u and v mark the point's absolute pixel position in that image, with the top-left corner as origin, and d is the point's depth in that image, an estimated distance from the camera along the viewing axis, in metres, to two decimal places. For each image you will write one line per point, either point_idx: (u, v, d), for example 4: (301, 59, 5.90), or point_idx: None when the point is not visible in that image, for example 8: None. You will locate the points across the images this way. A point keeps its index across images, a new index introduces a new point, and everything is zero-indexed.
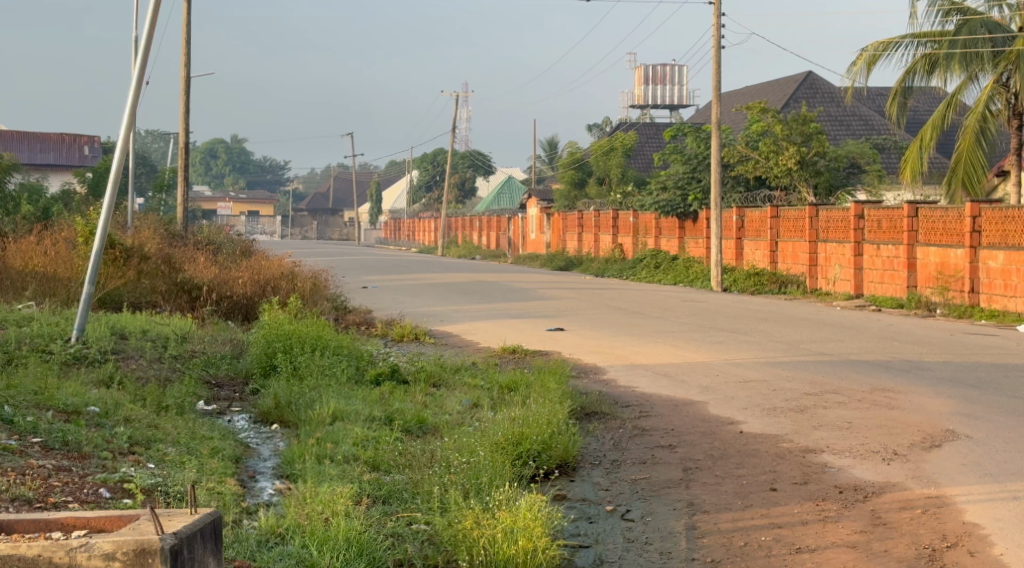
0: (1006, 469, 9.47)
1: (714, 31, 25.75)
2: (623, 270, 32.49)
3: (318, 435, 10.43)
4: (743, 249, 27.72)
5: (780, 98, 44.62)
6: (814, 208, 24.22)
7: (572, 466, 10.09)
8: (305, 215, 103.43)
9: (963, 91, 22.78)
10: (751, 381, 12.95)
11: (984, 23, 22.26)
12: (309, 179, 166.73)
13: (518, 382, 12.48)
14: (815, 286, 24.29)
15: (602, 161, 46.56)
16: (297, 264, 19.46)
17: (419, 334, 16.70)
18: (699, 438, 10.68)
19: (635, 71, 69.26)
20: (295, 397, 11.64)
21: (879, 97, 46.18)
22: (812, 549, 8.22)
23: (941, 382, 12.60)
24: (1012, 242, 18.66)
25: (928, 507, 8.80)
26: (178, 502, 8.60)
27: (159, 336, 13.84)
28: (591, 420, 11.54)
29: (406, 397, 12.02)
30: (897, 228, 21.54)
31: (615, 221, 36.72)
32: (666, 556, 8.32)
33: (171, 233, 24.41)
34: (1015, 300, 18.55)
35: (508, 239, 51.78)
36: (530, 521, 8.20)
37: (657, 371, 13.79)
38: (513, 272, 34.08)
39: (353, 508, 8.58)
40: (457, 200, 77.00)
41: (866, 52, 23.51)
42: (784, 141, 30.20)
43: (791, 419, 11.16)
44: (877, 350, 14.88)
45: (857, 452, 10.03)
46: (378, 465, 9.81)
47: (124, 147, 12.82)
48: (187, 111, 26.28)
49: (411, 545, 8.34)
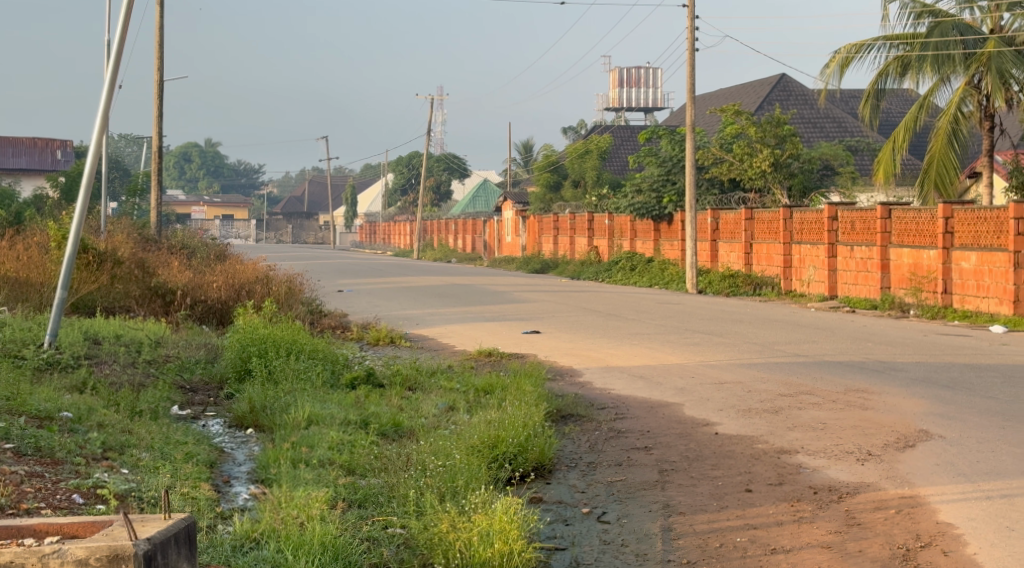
0: (979, 469, 9.53)
1: (688, 35, 25.75)
2: (598, 272, 32.53)
3: (293, 438, 10.42)
4: (718, 251, 27.83)
5: (754, 101, 44.81)
6: (789, 211, 24.31)
7: (548, 469, 10.06)
8: (280, 218, 102.84)
9: (935, 93, 22.89)
10: (727, 382, 12.99)
11: (955, 25, 22.40)
12: (284, 183, 166.48)
13: (494, 385, 12.46)
14: (790, 288, 24.35)
15: (577, 164, 46.44)
16: (272, 267, 19.33)
17: (395, 338, 16.68)
18: (675, 440, 10.71)
19: (610, 73, 69.52)
20: (269, 401, 11.61)
21: (851, 99, 46.30)
22: (786, 550, 8.24)
23: (915, 382, 12.66)
24: (984, 243, 18.78)
25: (902, 507, 8.84)
26: (151, 507, 8.53)
27: (133, 340, 13.78)
28: (566, 422, 11.56)
29: (382, 401, 12.01)
30: (870, 229, 21.63)
31: (592, 224, 36.71)
32: (641, 558, 8.33)
33: (145, 237, 24.22)
34: (987, 300, 18.71)
35: (485, 242, 51.84)
36: (506, 524, 8.18)
37: (633, 373, 13.82)
38: (489, 275, 33.96)
39: (328, 513, 8.57)
40: (432, 203, 76.94)
41: (839, 54, 23.61)
42: (758, 144, 30.26)
43: (766, 420, 11.18)
44: (851, 351, 14.95)
45: (832, 453, 10.08)
46: (353, 469, 9.80)
47: (98, 150, 12.65)
48: (160, 115, 26.20)
49: (387, 549, 8.34)
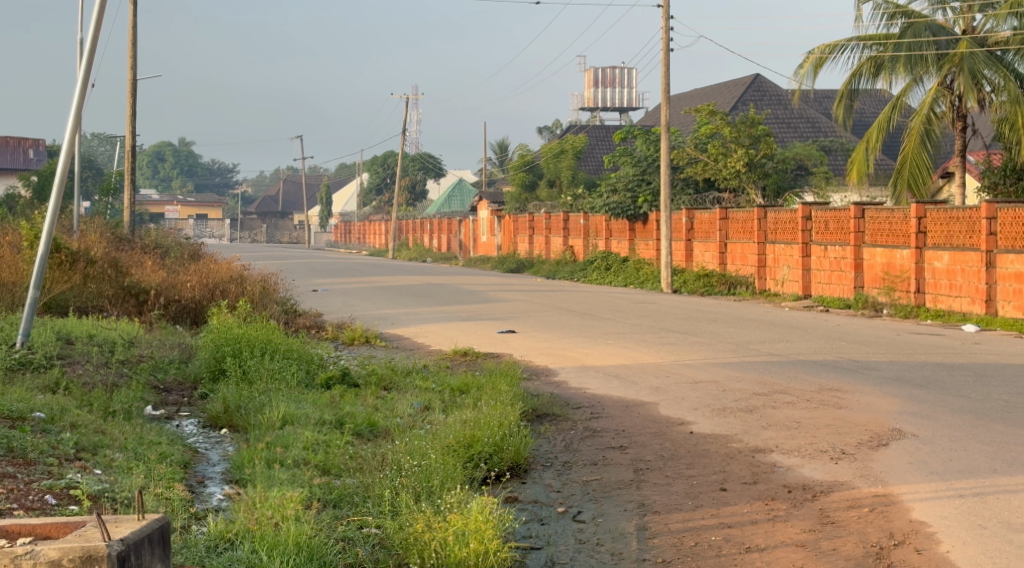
0: (952, 468, 9.58)
1: (663, 35, 25.79)
2: (574, 272, 32.56)
3: (268, 438, 10.39)
4: (693, 251, 27.89)
5: (728, 101, 44.97)
6: (763, 210, 24.39)
7: (524, 468, 10.07)
8: (254, 217, 102.44)
9: (907, 93, 22.97)
10: (701, 381, 13.02)
11: (928, 26, 22.47)
12: (258, 182, 166.02)
13: (470, 385, 12.45)
14: (764, 288, 24.43)
15: (553, 164, 46.46)
16: (247, 266, 19.24)
17: (370, 338, 16.65)
18: (650, 439, 10.73)
19: (585, 73, 69.60)
20: (244, 401, 11.57)
21: (825, 99, 46.52)
22: (761, 548, 8.27)
23: (888, 381, 12.72)
24: (956, 242, 18.88)
25: (875, 505, 8.88)
26: (125, 508, 8.49)
27: (106, 340, 13.71)
28: (542, 422, 11.57)
29: (357, 401, 11.99)
30: (843, 229, 21.71)
31: (567, 224, 36.73)
32: (617, 557, 8.34)
33: (118, 237, 24.07)
34: (959, 300, 18.81)
35: (460, 242, 51.80)
36: (482, 523, 8.17)
37: (608, 373, 13.84)
38: (464, 275, 33.91)
39: (303, 513, 8.55)
40: (407, 202, 76.82)
41: (813, 54, 23.69)
42: (733, 143, 30.35)
43: (741, 419, 11.21)
44: (825, 350, 15.00)
45: (805, 452, 10.12)
46: (329, 469, 9.79)
47: (70, 150, 12.56)
48: (133, 114, 26.08)
49: (362, 549, 8.33)
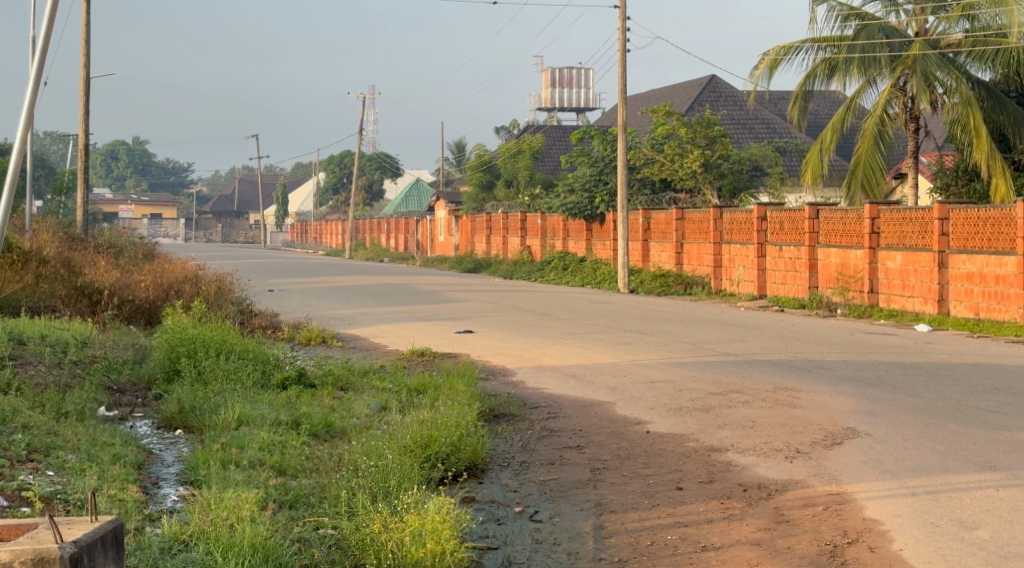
0: (904, 466, 9.67)
1: (620, 35, 25.87)
2: (531, 271, 32.60)
3: (223, 439, 10.33)
4: (650, 251, 28.00)
5: (685, 101, 45.18)
6: (719, 211, 24.53)
7: (481, 469, 10.08)
8: (208, 216, 101.92)
9: (861, 94, 23.19)
10: (658, 381, 13.06)
11: (881, 28, 22.61)
12: (214, 182, 165.01)
13: (427, 385, 12.44)
14: (720, 288, 24.57)
15: (510, 164, 46.45)
16: (201, 267, 19.10)
17: (327, 338, 16.60)
18: (607, 439, 10.76)
19: (543, 74, 69.68)
20: (199, 402, 11.51)
21: (781, 101, 46.80)
22: (716, 547, 8.31)
23: (841, 381, 12.81)
24: (909, 243, 19.06)
25: (829, 504, 8.95)
26: (77, 509, 8.43)
27: (59, 340, 13.59)
28: (499, 422, 11.58)
29: (313, 401, 11.94)
30: (798, 229, 21.87)
31: (524, 224, 36.80)
32: (574, 556, 8.36)
33: (71, 236, 23.84)
34: (912, 300, 18.99)
35: (417, 242, 51.71)
36: (438, 523, 8.17)
37: (565, 372, 13.87)
38: (421, 275, 33.86)
39: (258, 514, 8.51)
40: (364, 202, 76.63)
41: (769, 56, 23.85)
42: (689, 144, 30.47)
43: (697, 419, 11.26)
44: (779, 350, 15.09)
45: (761, 451, 10.17)
46: (284, 470, 9.76)
47: (22, 148, 12.44)
48: (86, 112, 25.86)
49: (318, 550, 8.29)
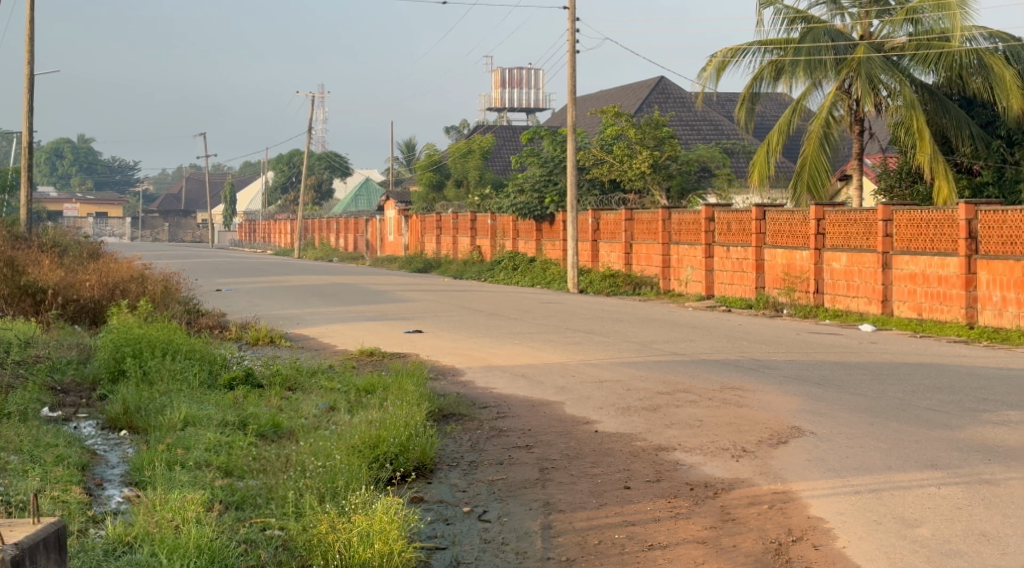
0: (848, 464, 9.77)
1: (570, 36, 25.94)
2: (481, 272, 32.62)
3: (169, 440, 10.25)
4: (599, 251, 28.10)
5: (634, 102, 45.39)
6: (668, 212, 24.67)
7: (429, 469, 10.07)
8: (154, 215, 101.08)
9: (807, 97, 23.39)
10: (606, 381, 13.11)
11: (827, 31, 22.68)
12: (160, 180, 163.69)
13: (376, 385, 12.42)
14: (668, 288, 24.70)
15: (460, 164, 46.16)
16: (147, 266, 18.95)
17: (275, 338, 16.52)
18: (555, 438, 10.79)
19: (493, 74, 69.73)
20: (144, 402, 11.42)
21: (728, 102, 47.13)
22: (663, 546, 8.36)
23: (787, 380, 12.91)
24: (854, 244, 19.26)
25: (774, 502, 9.03)
26: (19, 511, 8.35)
27: (1, 340, 13.45)
28: (448, 422, 11.57)
29: (260, 401, 11.89)
30: (745, 230, 22.02)
31: (474, 224, 36.80)
32: (521, 556, 8.38)
33: (14, 235, 23.56)
34: (856, 300, 19.18)
35: (366, 241, 51.55)
36: (386, 524, 8.16)
37: (515, 372, 13.90)
38: (371, 275, 33.78)
39: (204, 515, 8.47)
40: (313, 202, 76.30)
41: (716, 58, 23.99)
42: (638, 145, 30.57)
43: (644, 419, 11.31)
44: (726, 350, 15.20)
45: (707, 450, 10.24)
46: (231, 470, 9.71)
47: None
48: (30, 110, 25.58)
49: (264, 551, 8.26)
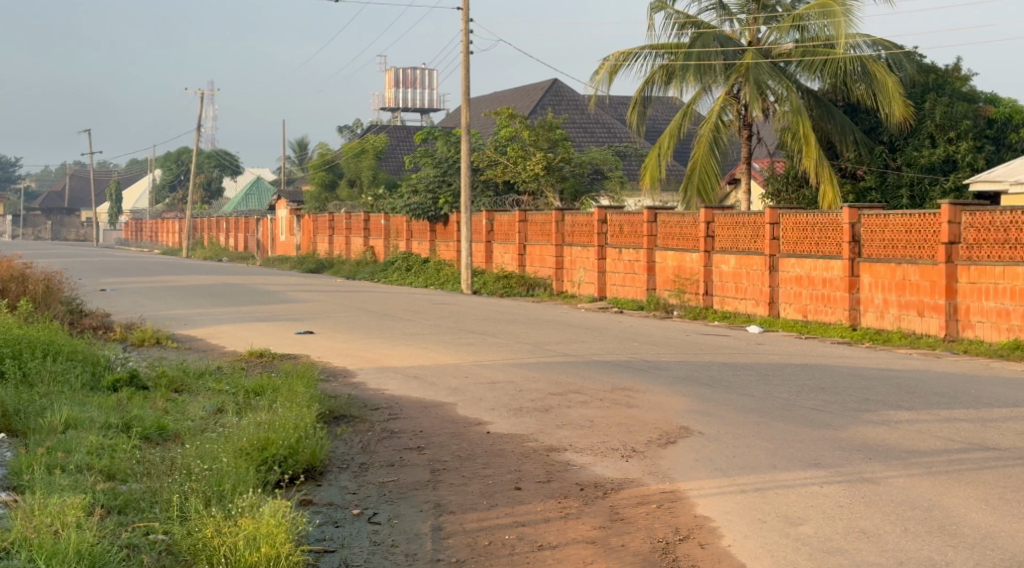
0: (735, 464, 9.90)
1: (464, 37, 25.94)
2: (373, 272, 32.45)
3: (49, 443, 10.01)
4: (492, 252, 28.15)
5: (528, 104, 45.56)
6: (561, 213, 24.79)
7: (319, 470, 9.97)
8: (38, 213, 98.78)
9: (697, 102, 23.68)
10: (499, 382, 13.13)
11: (716, 36, 23.25)
12: (44, 177, 160.13)
13: (265, 386, 12.28)
14: (561, 289, 24.84)
15: (353, 163, 46.06)
16: (29, 265, 18.51)
17: (161, 339, 16.24)
18: (447, 439, 10.77)
19: (386, 73, 69.48)
20: (24, 404, 11.13)
21: (621, 105, 47.53)
22: (553, 546, 8.38)
23: (676, 381, 13.05)
24: (742, 246, 19.54)
25: (662, 502, 9.11)
26: None
27: None
28: (339, 423, 11.48)
29: (146, 404, 11.67)
30: (637, 232, 22.22)
31: (367, 224, 36.60)
32: (411, 557, 8.34)
33: None
34: (744, 302, 19.46)
35: (257, 241, 50.97)
36: (273, 527, 8.06)
37: (407, 373, 13.84)
38: (261, 275, 33.40)
39: (85, 520, 8.28)
40: (203, 201, 75.22)
41: (609, 61, 24.16)
42: (532, 147, 30.65)
43: (536, 419, 11.34)
44: (618, 351, 15.30)
45: (597, 450, 10.30)
46: (114, 474, 9.51)
47: None
48: None
49: (147, 556, 8.11)
